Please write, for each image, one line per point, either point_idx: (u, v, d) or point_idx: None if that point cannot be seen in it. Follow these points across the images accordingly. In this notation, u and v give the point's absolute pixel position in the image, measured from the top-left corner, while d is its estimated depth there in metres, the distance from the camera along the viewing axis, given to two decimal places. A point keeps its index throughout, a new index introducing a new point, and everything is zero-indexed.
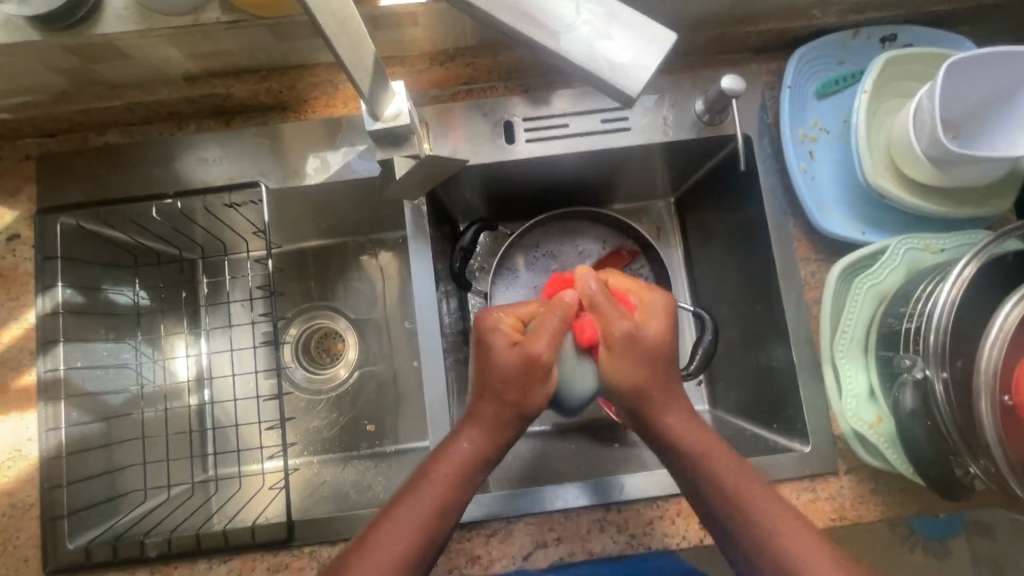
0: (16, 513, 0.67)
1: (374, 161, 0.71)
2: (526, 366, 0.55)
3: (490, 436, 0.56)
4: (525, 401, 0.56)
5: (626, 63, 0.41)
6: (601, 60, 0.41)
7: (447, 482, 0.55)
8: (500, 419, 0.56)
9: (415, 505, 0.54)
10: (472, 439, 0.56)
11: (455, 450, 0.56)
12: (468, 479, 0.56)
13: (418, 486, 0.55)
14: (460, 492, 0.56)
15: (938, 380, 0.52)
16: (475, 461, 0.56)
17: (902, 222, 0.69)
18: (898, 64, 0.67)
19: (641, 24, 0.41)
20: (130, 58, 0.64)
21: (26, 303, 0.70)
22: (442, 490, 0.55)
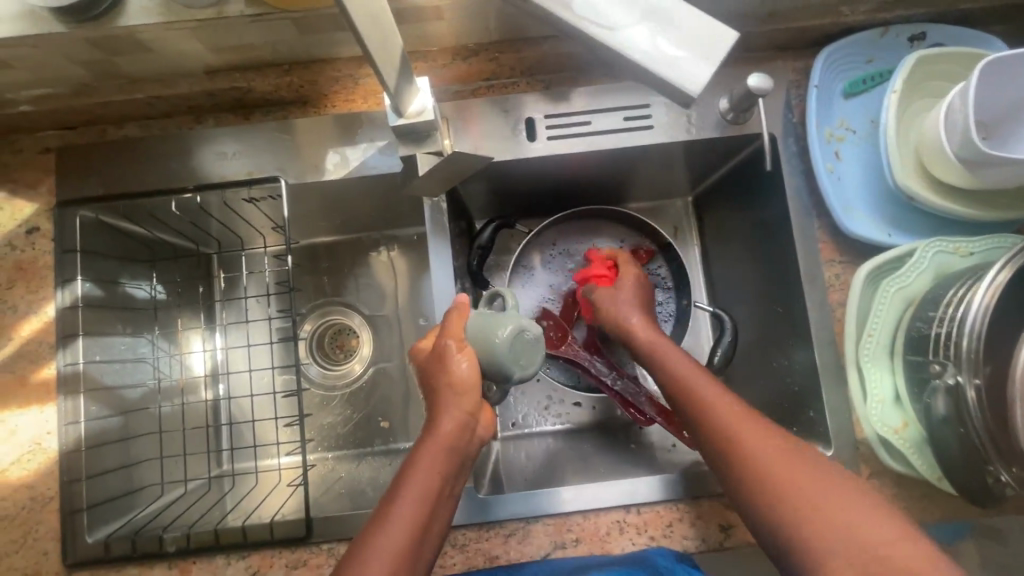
0: (36, 506, 0.67)
1: (395, 156, 0.70)
2: (439, 358, 0.53)
3: (452, 432, 0.51)
4: (457, 384, 0.52)
5: (689, 66, 0.42)
6: (666, 64, 0.42)
7: (420, 494, 0.49)
8: (456, 415, 0.51)
9: (385, 529, 0.47)
10: (435, 445, 0.50)
11: (419, 459, 0.50)
12: (440, 484, 0.50)
13: (386, 508, 0.48)
14: (431, 500, 0.49)
15: (971, 387, 0.51)
16: (443, 462, 0.50)
17: (929, 225, 0.68)
18: (928, 63, 0.66)
19: (699, 24, 0.43)
20: (152, 52, 0.64)
21: (45, 296, 0.70)
22: (415, 504, 0.48)
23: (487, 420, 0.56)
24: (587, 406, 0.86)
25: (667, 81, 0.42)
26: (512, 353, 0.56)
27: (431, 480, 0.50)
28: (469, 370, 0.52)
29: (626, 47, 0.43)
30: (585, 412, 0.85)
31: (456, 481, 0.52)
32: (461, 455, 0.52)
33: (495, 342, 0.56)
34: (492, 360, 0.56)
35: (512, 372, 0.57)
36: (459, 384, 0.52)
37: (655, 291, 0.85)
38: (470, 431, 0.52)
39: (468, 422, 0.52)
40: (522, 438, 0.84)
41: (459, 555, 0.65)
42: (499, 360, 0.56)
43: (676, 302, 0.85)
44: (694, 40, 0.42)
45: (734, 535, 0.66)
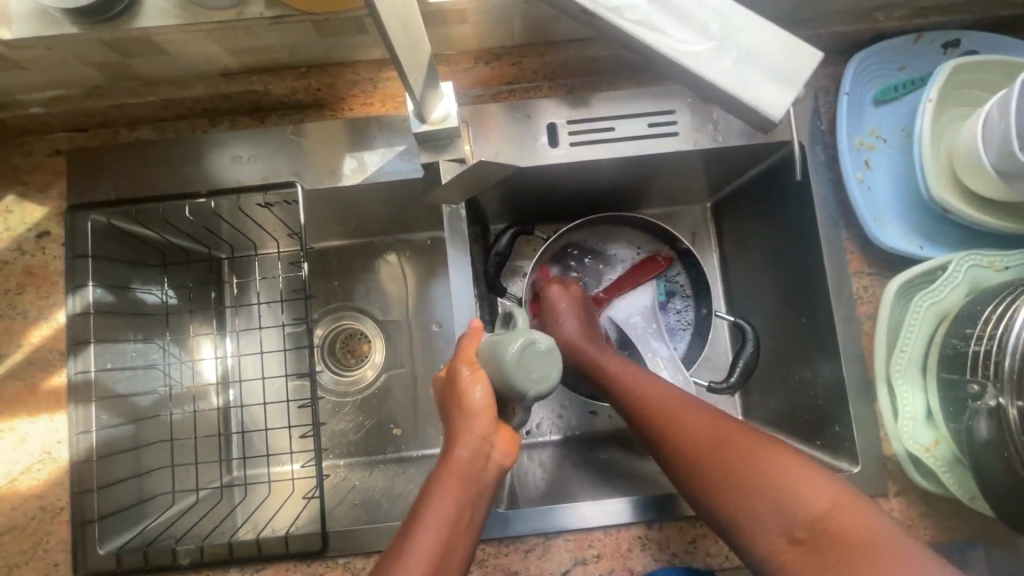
0: (46, 516, 0.65)
1: (414, 162, 0.69)
2: (451, 385, 0.51)
3: (466, 458, 0.48)
4: (470, 410, 0.49)
5: (772, 90, 0.41)
6: (743, 85, 0.41)
7: (439, 522, 0.47)
8: (471, 441, 0.48)
9: (404, 562, 0.45)
10: (452, 473, 0.48)
11: (435, 488, 0.48)
12: (460, 512, 0.48)
13: (405, 538, 0.47)
14: (451, 529, 0.47)
15: (1013, 407, 0.51)
16: (461, 491, 0.48)
17: (960, 237, 0.66)
18: (964, 71, 0.64)
19: (784, 44, 0.41)
20: (168, 53, 0.62)
21: (56, 302, 0.69)
22: (434, 534, 0.46)
23: (506, 444, 0.51)
24: (603, 415, 0.84)
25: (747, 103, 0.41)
26: (521, 369, 0.51)
27: (450, 508, 0.47)
28: (483, 397, 0.49)
29: (705, 68, 0.41)
30: (600, 421, 0.84)
31: (477, 512, 0.49)
32: (479, 484, 0.49)
33: (500, 361, 0.51)
34: (501, 379, 0.51)
35: (526, 391, 0.51)
36: (473, 412, 0.49)
37: (672, 298, 0.84)
38: (485, 457, 0.49)
39: (484, 448, 0.49)
40: (536, 446, 0.83)
41: (476, 570, 0.64)
42: (508, 379, 0.51)
43: (695, 310, 0.84)
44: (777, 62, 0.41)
45: None
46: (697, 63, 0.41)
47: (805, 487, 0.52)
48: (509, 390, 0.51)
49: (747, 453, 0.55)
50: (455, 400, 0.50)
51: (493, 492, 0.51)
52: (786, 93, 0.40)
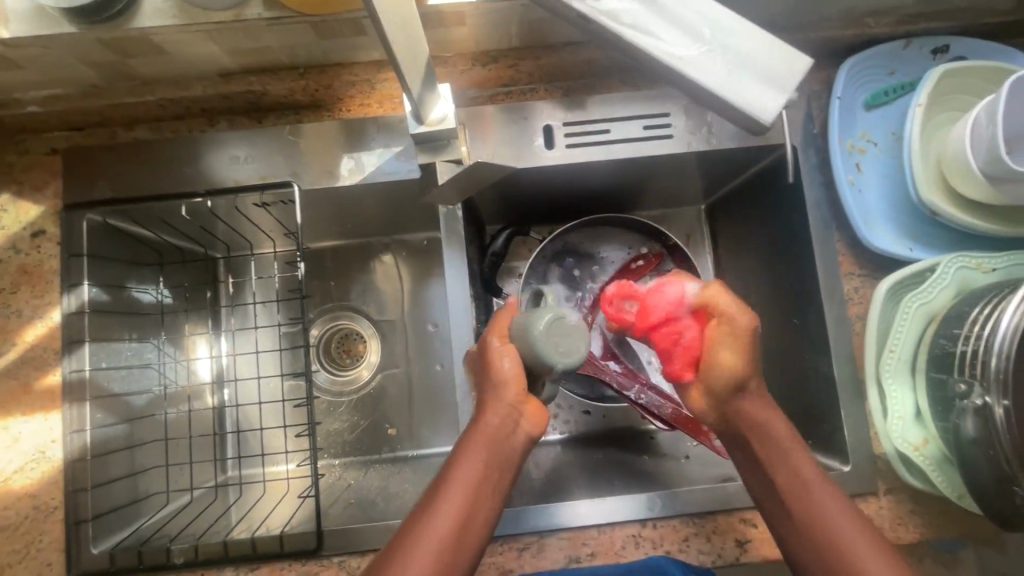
0: (40, 515, 0.65)
1: (412, 162, 0.69)
2: (483, 355, 0.55)
3: (497, 424, 0.52)
4: (500, 379, 0.53)
5: (761, 92, 0.42)
6: (732, 89, 0.42)
7: (465, 484, 0.49)
8: (501, 407, 0.52)
9: (428, 518, 0.48)
10: (481, 435, 0.51)
11: (465, 449, 0.51)
12: (484, 474, 0.50)
13: (430, 497, 0.50)
14: (476, 491, 0.49)
15: (999, 407, 0.51)
16: (487, 453, 0.51)
17: (949, 239, 0.67)
18: (952, 76, 0.65)
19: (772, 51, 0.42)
20: (166, 53, 0.62)
21: (51, 301, 0.69)
22: (458, 495, 0.49)
23: (535, 415, 0.53)
24: (598, 414, 0.85)
25: (735, 105, 0.42)
26: (552, 341, 0.51)
27: (477, 469, 0.50)
28: (512, 363, 0.53)
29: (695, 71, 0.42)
30: (594, 419, 0.84)
31: (503, 478, 0.51)
32: (507, 449, 0.51)
33: (532, 333, 0.51)
34: (534, 352, 0.52)
35: (554, 365, 0.52)
36: (501, 379, 0.53)
37: None
38: (514, 424, 0.52)
39: (512, 415, 0.52)
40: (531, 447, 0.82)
41: None
42: (539, 353, 0.51)
43: None
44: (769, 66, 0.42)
45: (750, 550, 0.65)
46: (687, 67, 0.42)
47: (834, 518, 0.50)
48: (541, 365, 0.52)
49: (792, 476, 0.52)
50: (487, 368, 0.54)
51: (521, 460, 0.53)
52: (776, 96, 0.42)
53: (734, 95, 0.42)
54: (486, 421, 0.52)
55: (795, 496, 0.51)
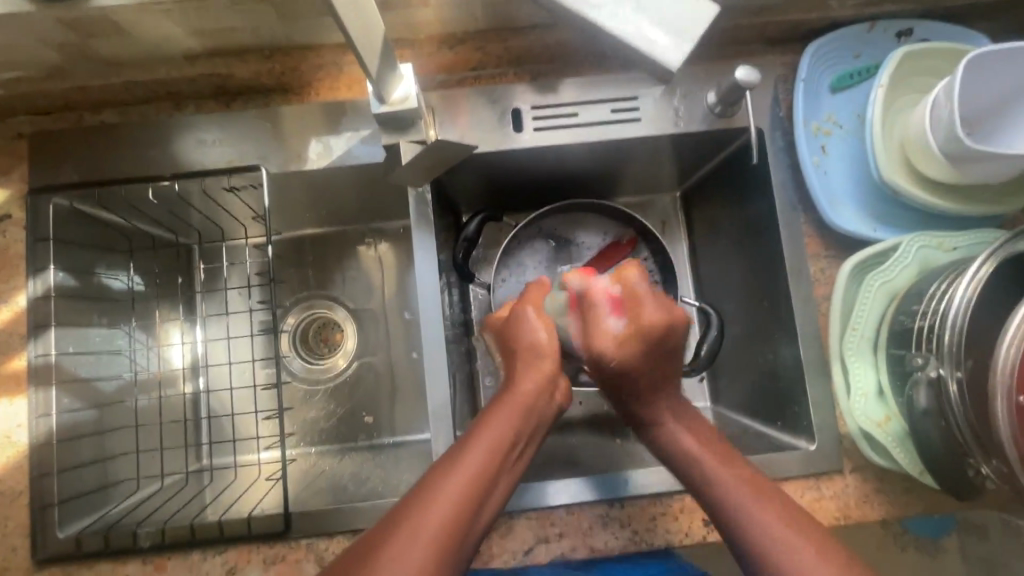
0: (6, 500, 0.65)
1: (377, 146, 0.70)
2: (516, 320, 0.63)
3: (529, 392, 0.58)
4: (538, 348, 0.61)
5: (669, 41, 0.44)
6: (644, 37, 0.44)
7: (496, 437, 0.54)
8: (532, 380, 0.59)
9: (457, 467, 0.51)
10: (511, 403, 0.57)
11: (495, 413, 0.56)
12: (510, 439, 0.54)
13: (457, 451, 0.53)
14: (502, 453, 0.53)
15: (953, 381, 0.53)
16: (515, 420, 0.56)
17: (913, 219, 0.68)
18: (914, 58, 0.66)
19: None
20: (129, 34, 0.62)
21: (16, 286, 0.68)
22: (486, 452, 0.53)
23: (563, 390, 0.61)
24: (574, 401, 0.84)
25: (649, 57, 0.44)
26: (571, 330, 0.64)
27: (504, 434, 0.54)
28: (544, 334, 0.61)
29: (609, 22, 0.44)
30: (571, 407, 0.84)
31: (525, 447, 0.57)
32: (534, 418, 0.58)
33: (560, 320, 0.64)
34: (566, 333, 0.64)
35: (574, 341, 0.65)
36: (536, 346, 0.61)
37: None
38: (544, 397, 0.59)
39: (544, 389, 0.59)
40: None
41: None
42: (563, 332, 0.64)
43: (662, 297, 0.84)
44: (678, 17, 0.44)
45: (716, 529, 0.65)
46: (602, 18, 0.44)
47: (762, 502, 0.53)
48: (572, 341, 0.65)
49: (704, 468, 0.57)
50: (520, 332, 0.62)
51: (540, 437, 0.59)
52: (684, 44, 0.44)
53: (647, 46, 0.44)
54: (518, 389, 0.58)
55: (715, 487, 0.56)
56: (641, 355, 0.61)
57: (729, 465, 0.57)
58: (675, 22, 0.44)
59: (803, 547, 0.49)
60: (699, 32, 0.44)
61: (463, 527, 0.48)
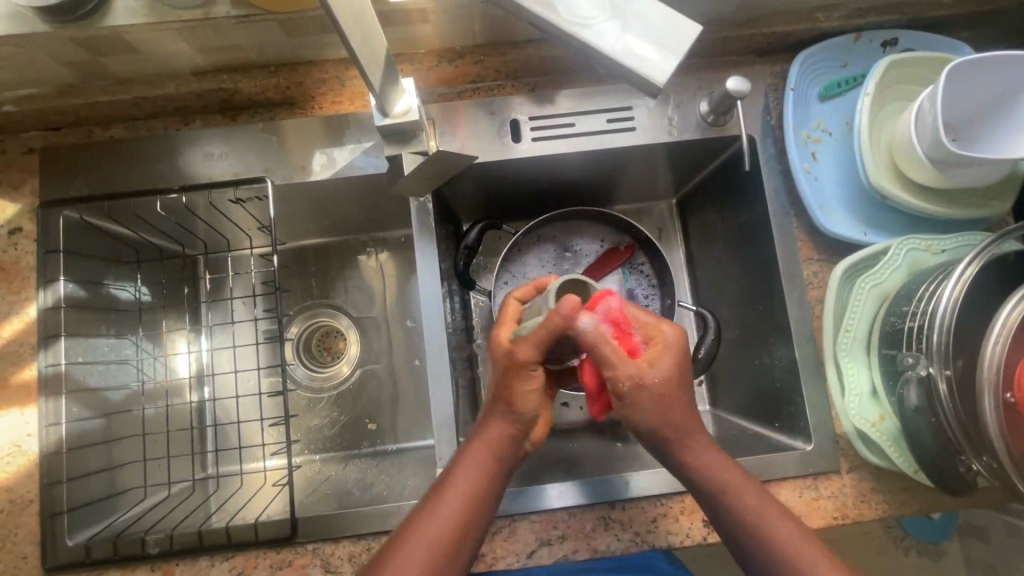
0: (15, 509, 0.66)
1: (380, 157, 0.71)
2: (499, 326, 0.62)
3: (499, 439, 0.56)
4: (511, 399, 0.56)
5: (657, 57, 0.46)
6: (632, 53, 0.46)
7: (467, 487, 0.55)
8: (501, 424, 0.56)
9: (434, 518, 0.54)
10: (481, 447, 0.56)
11: (467, 455, 0.56)
12: (483, 486, 0.55)
13: (435, 500, 0.55)
14: (472, 500, 0.55)
15: (942, 379, 0.54)
16: (488, 463, 0.56)
17: (903, 223, 0.70)
18: (897, 68, 0.68)
19: (672, 18, 0.46)
20: (140, 52, 0.65)
21: (27, 297, 0.70)
22: (458, 499, 0.54)
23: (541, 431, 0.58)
24: (575, 406, 0.86)
25: (638, 72, 0.46)
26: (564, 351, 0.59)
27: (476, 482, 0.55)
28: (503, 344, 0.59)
29: (597, 38, 0.46)
30: (572, 412, 0.86)
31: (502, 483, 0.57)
32: (503, 461, 0.56)
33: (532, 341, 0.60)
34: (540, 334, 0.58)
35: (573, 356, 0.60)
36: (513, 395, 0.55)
37: (637, 287, 0.86)
38: (515, 444, 0.57)
39: (513, 433, 0.56)
40: None
41: None
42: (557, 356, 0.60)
43: (660, 301, 0.85)
44: (665, 34, 0.46)
45: (716, 529, 0.66)
46: (591, 33, 0.46)
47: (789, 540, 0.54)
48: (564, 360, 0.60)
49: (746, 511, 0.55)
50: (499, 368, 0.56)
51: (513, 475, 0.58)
52: (671, 62, 0.46)
53: (636, 62, 0.46)
54: (488, 434, 0.57)
55: (731, 510, 0.56)
56: (672, 398, 0.55)
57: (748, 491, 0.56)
58: (664, 38, 0.46)
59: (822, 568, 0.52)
60: (685, 50, 0.46)
61: (439, 567, 0.52)
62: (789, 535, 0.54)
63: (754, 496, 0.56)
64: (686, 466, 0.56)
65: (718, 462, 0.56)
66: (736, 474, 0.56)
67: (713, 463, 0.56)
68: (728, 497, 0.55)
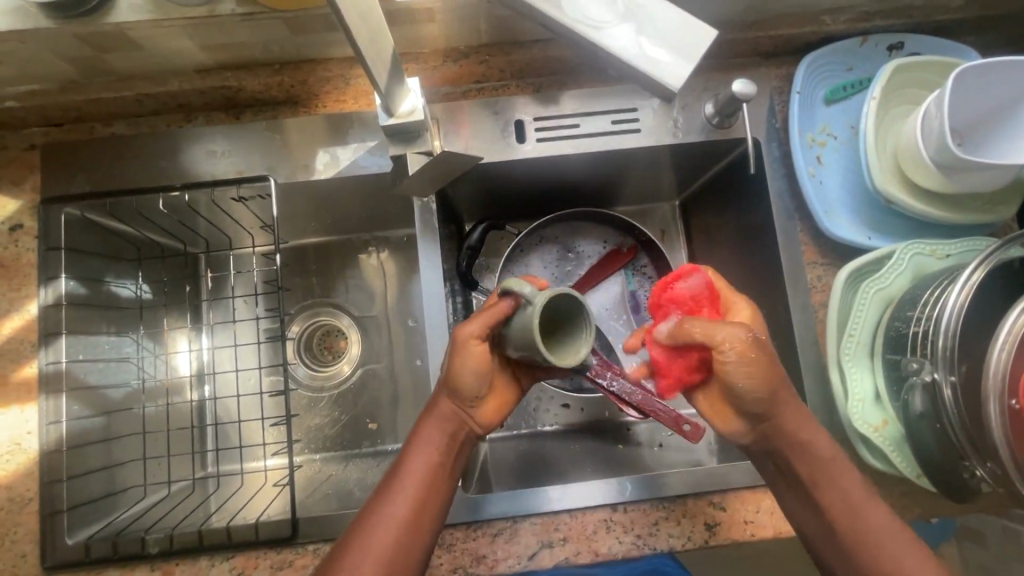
0: (14, 507, 0.66)
1: (385, 157, 0.71)
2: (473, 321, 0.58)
3: (448, 414, 0.58)
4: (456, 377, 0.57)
5: (670, 62, 0.46)
6: (644, 56, 0.46)
7: (426, 463, 0.56)
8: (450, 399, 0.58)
9: (393, 497, 0.54)
10: (433, 425, 0.57)
11: (420, 436, 0.57)
12: (439, 461, 0.57)
13: (392, 480, 0.55)
14: (431, 475, 0.56)
15: (947, 385, 0.54)
16: (440, 441, 0.57)
17: (908, 227, 0.70)
18: (903, 72, 0.68)
19: (686, 21, 0.46)
20: (143, 49, 0.64)
21: (28, 294, 0.70)
22: (415, 478, 0.55)
23: (489, 410, 0.60)
24: (576, 407, 0.85)
25: (650, 75, 0.46)
26: (523, 336, 0.49)
27: (431, 460, 0.56)
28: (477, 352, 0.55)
29: (610, 41, 0.46)
30: (574, 413, 0.85)
31: (457, 459, 0.58)
32: (455, 436, 0.58)
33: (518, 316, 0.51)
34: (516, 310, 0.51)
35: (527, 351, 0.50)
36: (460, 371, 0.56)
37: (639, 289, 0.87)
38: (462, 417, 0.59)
39: (459, 412, 0.58)
40: (511, 438, 0.83)
41: (446, 555, 0.65)
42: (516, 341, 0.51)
43: None
44: (678, 39, 0.46)
45: (718, 533, 0.66)
46: (604, 36, 0.46)
47: (882, 524, 0.53)
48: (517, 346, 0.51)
49: (845, 493, 0.54)
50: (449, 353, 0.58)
51: (467, 451, 0.60)
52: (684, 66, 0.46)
53: (649, 66, 0.46)
54: (435, 409, 0.58)
55: (832, 495, 0.54)
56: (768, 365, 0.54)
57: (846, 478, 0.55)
58: (678, 44, 0.46)
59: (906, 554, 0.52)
60: (700, 55, 0.46)
61: (409, 543, 0.53)
62: (889, 528, 0.53)
63: (847, 479, 0.55)
64: (787, 445, 0.56)
65: (824, 445, 0.56)
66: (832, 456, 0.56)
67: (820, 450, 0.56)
68: (831, 483, 0.55)
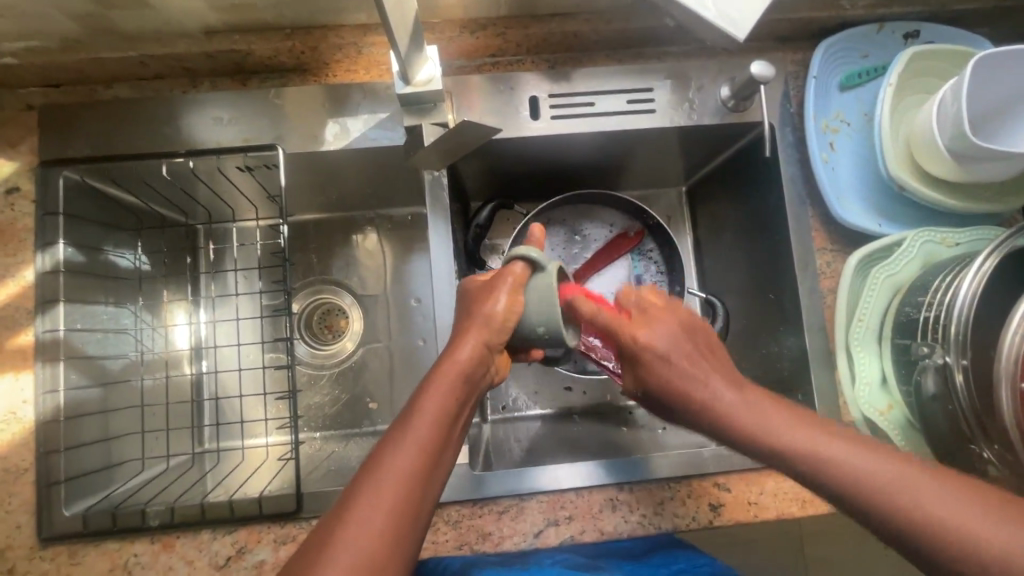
0: (9, 477, 0.64)
1: (397, 129, 0.70)
2: (489, 286, 0.55)
3: (468, 362, 0.52)
4: (492, 322, 0.54)
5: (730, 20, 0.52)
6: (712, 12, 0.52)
7: (440, 412, 0.49)
8: (472, 346, 0.53)
9: (401, 446, 0.47)
10: (449, 372, 0.51)
11: (433, 384, 0.51)
12: (453, 412, 0.50)
13: (397, 432, 0.48)
14: (445, 426, 0.49)
15: (959, 369, 0.54)
16: (457, 391, 0.51)
17: (918, 216, 0.70)
18: (918, 60, 0.68)
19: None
20: (151, 7, 0.62)
21: (24, 260, 0.67)
22: (426, 429, 0.48)
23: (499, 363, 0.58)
24: (577, 390, 0.85)
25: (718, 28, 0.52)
26: (543, 306, 0.55)
27: (447, 410, 0.50)
28: (503, 307, 0.54)
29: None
30: (576, 397, 0.85)
31: (465, 414, 0.53)
32: (471, 387, 0.53)
33: (530, 295, 0.56)
34: (530, 287, 0.56)
35: (538, 327, 0.56)
36: (494, 318, 0.54)
37: (645, 273, 0.86)
38: (483, 367, 0.54)
39: (482, 361, 0.53)
40: (511, 421, 0.83)
41: (451, 531, 0.65)
42: (531, 314, 0.56)
43: (669, 288, 0.85)
44: (733, 16, 0.53)
45: (722, 513, 0.67)
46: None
47: (893, 472, 0.45)
48: (532, 321, 0.56)
49: (834, 465, 0.47)
50: (478, 303, 0.55)
51: (471, 411, 0.54)
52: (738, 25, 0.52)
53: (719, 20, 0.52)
54: (456, 355, 0.52)
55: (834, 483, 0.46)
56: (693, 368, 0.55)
57: (872, 454, 0.47)
58: (733, 20, 0.53)
59: (938, 499, 0.43)
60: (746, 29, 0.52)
61: (414, 500, 0.45)
62: (918, 491, 0.44)
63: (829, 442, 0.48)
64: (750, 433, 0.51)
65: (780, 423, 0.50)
66: (795, 425, 0.50)
67: (776, 429, 0.50)
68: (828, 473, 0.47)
